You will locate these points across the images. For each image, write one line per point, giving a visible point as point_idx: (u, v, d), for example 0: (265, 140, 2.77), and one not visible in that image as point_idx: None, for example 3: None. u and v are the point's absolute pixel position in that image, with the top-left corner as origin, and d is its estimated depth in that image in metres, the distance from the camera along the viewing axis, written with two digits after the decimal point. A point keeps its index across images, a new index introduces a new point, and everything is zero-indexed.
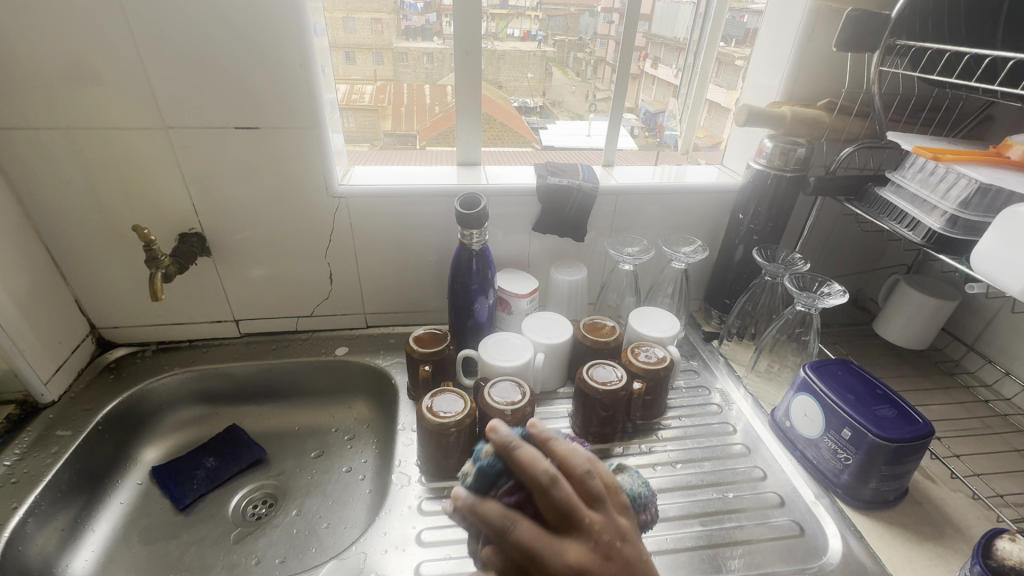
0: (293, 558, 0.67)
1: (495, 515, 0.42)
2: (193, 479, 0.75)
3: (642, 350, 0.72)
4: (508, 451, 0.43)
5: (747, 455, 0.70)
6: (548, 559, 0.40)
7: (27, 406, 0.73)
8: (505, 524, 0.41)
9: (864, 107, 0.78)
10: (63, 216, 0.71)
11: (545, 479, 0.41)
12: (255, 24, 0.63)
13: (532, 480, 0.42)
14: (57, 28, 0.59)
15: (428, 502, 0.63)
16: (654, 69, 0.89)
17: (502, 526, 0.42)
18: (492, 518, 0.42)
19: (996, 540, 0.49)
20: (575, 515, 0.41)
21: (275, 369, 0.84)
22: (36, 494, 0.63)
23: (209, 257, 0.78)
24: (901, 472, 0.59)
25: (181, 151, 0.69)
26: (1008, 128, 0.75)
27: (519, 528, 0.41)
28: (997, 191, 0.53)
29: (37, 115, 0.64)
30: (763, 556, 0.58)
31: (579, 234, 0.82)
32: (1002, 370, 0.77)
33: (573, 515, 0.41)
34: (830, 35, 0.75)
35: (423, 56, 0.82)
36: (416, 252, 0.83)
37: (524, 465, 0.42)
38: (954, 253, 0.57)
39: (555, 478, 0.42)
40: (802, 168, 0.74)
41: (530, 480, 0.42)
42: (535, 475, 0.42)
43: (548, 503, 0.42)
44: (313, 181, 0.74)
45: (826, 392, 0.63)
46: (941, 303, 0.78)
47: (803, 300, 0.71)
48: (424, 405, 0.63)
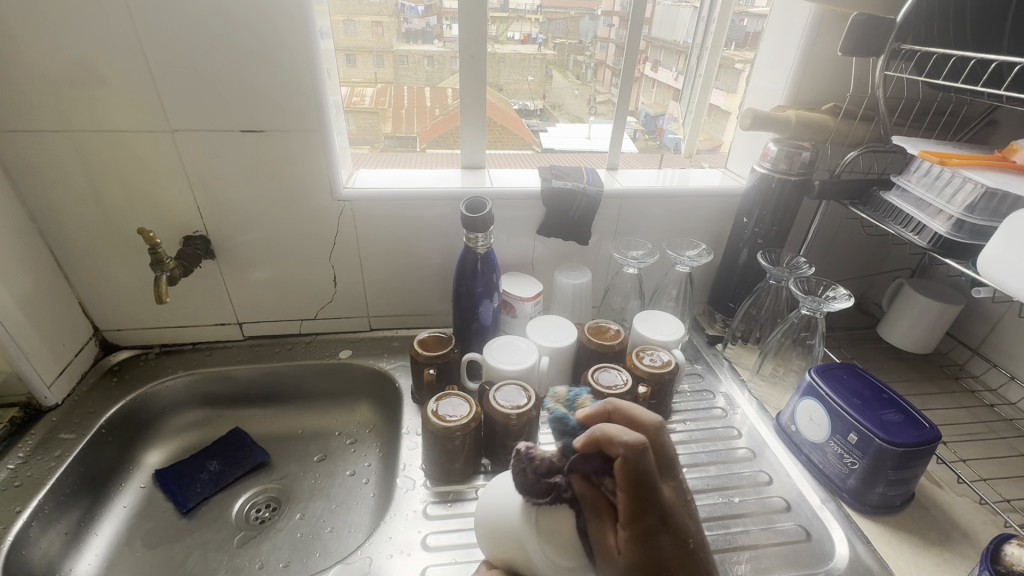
0: (297, 562, 0.67)
1: (624, 434, 0.41)
2: (197, 483, 0.75)
3: (647, 354, 0.72)
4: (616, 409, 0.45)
5: (752, 459, 0.70)
6: (651, 494, 0.40)
7: (30, 409, 0.72)
8: (636, 446, 0.40)
9: (868, 111, 0.78)
10: (67, 218, 0.71)
11: (657, 424, 0.43)
12: (258, 23, 0.62)
13: (640, 421, 0.44)
14: (64, 30, 0.59)
15: (432, 506, 0.63)
16: (654, 72, 0.88)
17: (637, 443, 0.40)
18: (624, 438, 0.40)
19: (1004, 546, 0.48)
20: (673, 464, 0.43)
21: (278, 373, 0.84)
22: (40, 498, 0.63)
23: (213, 260, 0.78)
24: (908, 477, 0.59)
25: (186, 153, 0.69)
26: (1012, 133, 0.75)
27: (648, 452, 0.40)
28: (1003, 196, 0.53)
29: (44, 117, 0.64)
30: (770, 560, 0.58)
31: (582, 237, 0.82)
32: (1007, 374, 0.77)
33: (672, 466, 0.43)
34: (835, 38, 0.75)
35: (423, 58, 0.83)
36: (420, 255, 0.83)
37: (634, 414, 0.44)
38: (960, 257, 0.57)
39: (661, 426, 0.44)
40: (806, 172, 0.74)
41: (636, 423, 0.44)
42: (644, 425, 0.44)
43: (654, 446, 0.43)
44: (318, 184, 0.74)
45: (833, 397, 0.63)
46: (945, 307, 0.78)
47: (808, 304, 0.71)
48: (429, 409, 0.63)
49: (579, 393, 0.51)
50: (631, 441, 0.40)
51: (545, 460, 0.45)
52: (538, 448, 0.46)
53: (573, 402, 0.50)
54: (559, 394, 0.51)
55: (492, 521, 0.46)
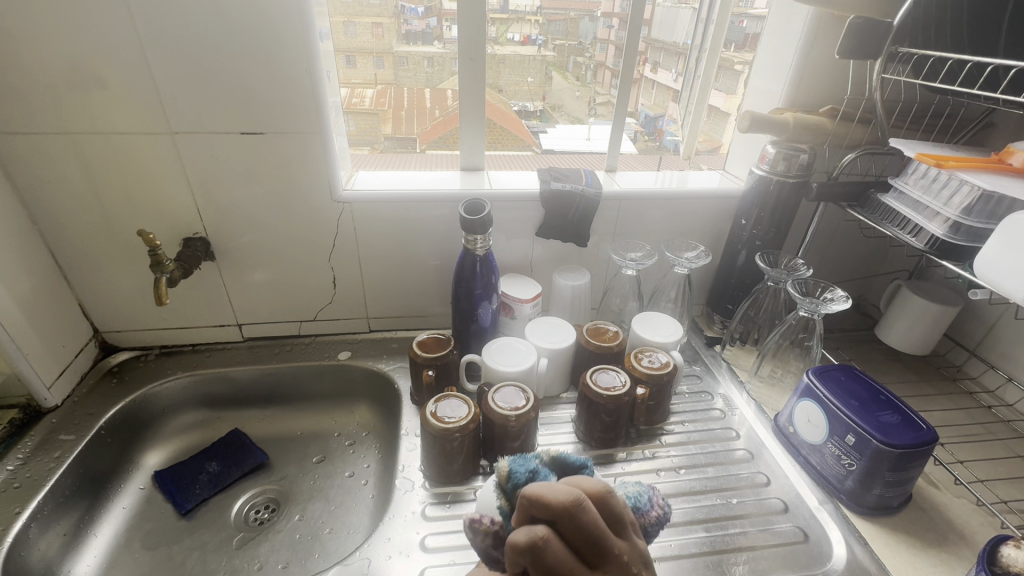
0: (296, 564, 0.67)
1: (524, 535, 0.36)
2: (196, 484, 0.75)
3: (646, 355, 0.72)
4: (529, 497, 0.38)
5: (750, 460, 0.70)
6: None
7: (30, 410, 0.72)
8: (536, 544, 0.36)
9: (866, 114, 0.78)
10: (67, 220, 0.71)
11: (568, 505, 0.37)
12: (257, 24, 0.63)
13: (553, 507, 0.37)
14: (64, 33, 0.60)
15: (431, 508, 0.63)
16: (653, 73, 0.88)
17: (537, 544, 0.36)
18: (523, 542, 0.36)
19: (1001, 547, 0.49)
20: (602, 542, 0.37)
21: (278, 374, 0.84)
22: (39, 499, 0.63)
23: (213, 261, 0.78)
24: (905, 478, 0.59)
25: (185, 154, 0.69)
26: (1009, 135, 0.75)
27: (553, 550, 0.36)
28: (1000, 198, 0.53)
29: (44, 119, 0.64)
30: (767, 562, 0.58)
31: (581, 239, 0.82)
32: (1005, 376, 0.77)
33: (600, 545, 0.37)
34: (832, 41, 0.75)
35: (423, 60, 0.83)
36: (419, 257, 0.83)
37: (541, 501, 0.37)
38: (957, 259, 0.57)
39: (580, 500, 0.37)
40: (804, 174, 0.74)
41: (551, 512, 0.37)
42: (562, 516, 0.37)
43: (576, 531, 0.37)
44: (317, 186, 0.74)
45: (830, 398, 0.63)
46: (943, 308, 0.79)
47: (806, 306, 0.72)
48: (428, 410, 0.63)
49: (519, 474, 0.45)
50: (534, 548, 0.36)
51: (489, 535, 0.42)
52: (483, 518, 0.43)
53: (514, 488, 0.44)
54: (503, 471, 0.45)
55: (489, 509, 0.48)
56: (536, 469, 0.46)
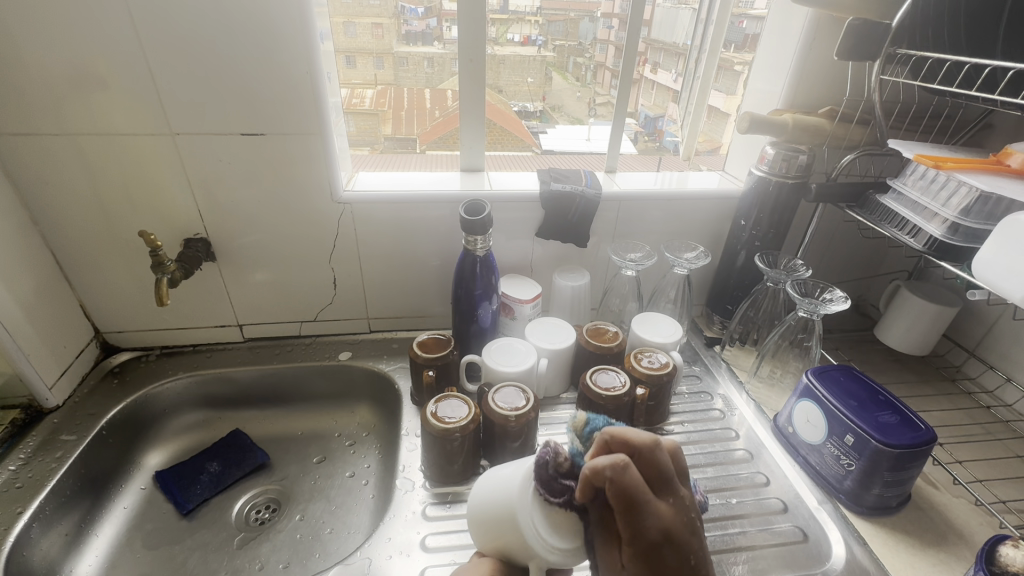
0: (297, 563, 0.67)
1: (606, 457, 0.38)
2: (197, 484, 0.75)
3: (645, 356, 0.73)
4: (611, 435, 0.41)
5: (749, 460, 0.70)
6: (646, 511, 0.37)
7: (31, 411, 0.72)
8: (618, 464, 0.38)
9: (865, 114, 0.79)
10: (68, 221, 0.72)
11: (649, 441, 0.40)
12: (259, 25, 0.63)
13: (634, 443, 0.40)
14: (65, 34, 0.60)
15: (431, 508, 0.63)
16: (653, 73, 0.89)
17: (618, 463, 0.38)
18: (605, 461, 0.38)
19: (999, 547, 0.49)
20: (672, 482, 0.40)
21: (278, 375, 0.84)
22: (40, 499, 0.63)
23: (214, 262, 0.78)
24: (905, 478, 0.59)
25: (186, 155, 0.69)
26: (1007, 136, 0.75)
27: (632, 471, 0.38)
28: (998, 199, 0.54)
29: (45, 121, 0.64)
30: (767, 562, 0.58)
31: (581, 240, 0.83)
32: (1003, 376, 0.78)
33: (671, 484, 0.40)
34: (830, 43, 0.75)
35: (423, 60, 0.84)
36: (419, 258, 0.83)
37: (622, 436, 0.41)
38: (955, 260, 0.58)
39: (657, 444, 0.41)
40: (803, 175, 0.75)
41: (630, 447, 0.40)
42: (641, 450, 0.40)
43: (650, 468, 0.40)
44: (318, 187, 0.74)
45: (829, 398, 0.63)
46: (942, 309, 0.79)
47: (805, 306, 0.72)
48: (428, 410, 0.63)
49: (597, 422, 0.46)
50: (616, 465, 0.38)
51: (568, 459, 0.44)
52: (562, 448, 0.44)
53: (591, 433, 0.46)
54: (582, 417, 0.46)
55: (485, 509, 0.46)
56: (615, 421, 0.47)
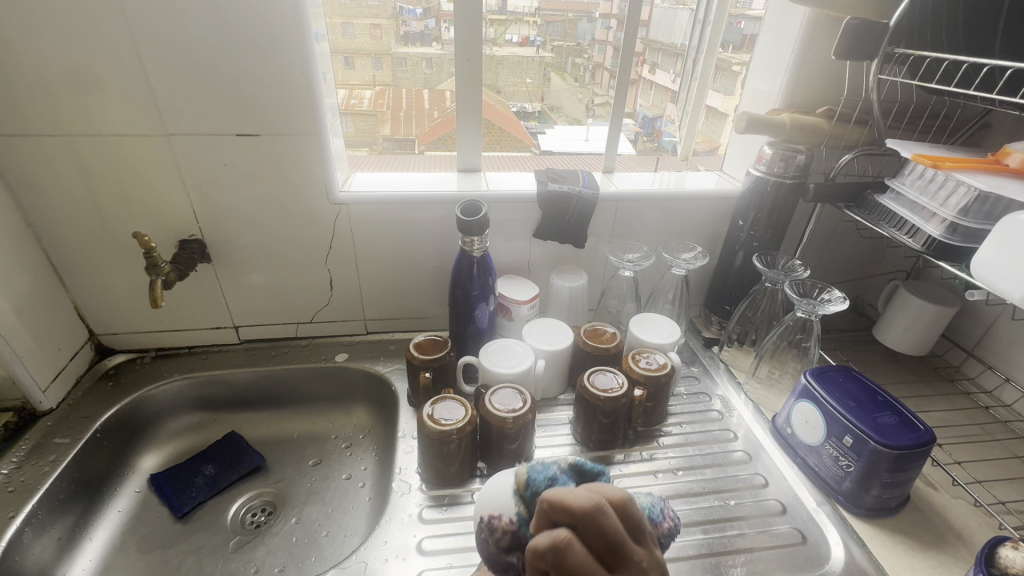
0: (292, 567, 0.67)
1: (546, 537, 0.35)
2: (193, 487, 0.75)
3: (643, 357, 0.72)
4: (549, 505, 0.37)
5: (748, 462, 0.70)
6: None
7: (25, 413, 0.72)
8: (557, 545, 0.35)
9: (863, 114, 0.78)
10: (62, 222, 0.71)
11: (589, 507, 0.36)
12: (255, 25, 0.62)
13: (574, 511, 0.36)
14: (58, 34, 0.59)
15: (428, 510, 0.62)
16: (651, 74, 0.89)
17: (561, 545, 0.35)
18: (545, 544, 0.35)
19: (999, 549, 0.48)
20: (623, 547, 0.36)
21: (275, 376, 0.84)
22: (33, 503, 0.62)
23: (210, 263, 0.78)
24: (904, 479, 0.59)
25: (182, 156, 0.69)
26: (1006, 136, 0.75)
27: (573, 549, 0.35)
28: (996, 199, 0.53)
29: (39, 122, 0.64)
30: (765, 564, 0.58)
31: (579, 241, 0.82)
32: (1002, 376, 0.77)
33: (622, 549, 0.36)
34: (828, 43, 0.75)
35: (422, 61, 0.83)
36: (417, 259, 0.83)
37: (558, 504, 0.37)
38: (953, 260, 0.57)
39: (601, 505, 0.36)
40: (801, 175, 0.74)
41: (570, 515, 0.36)
42: (586, 521, 0.36)
43: (597, 534, 0.36)
44: (315, 188, 0.74)
45: (828, 399, 0.62)
46: (941, 309, 0.78)
47: (804, 306, 0.72)
48: (425, 412, 0.63)
49: (539, 481, 0.45)
50: (560, 545, 0.35)
51: (506, 534, 0.44)
52: (501, 516, 0.44)
53: (532, 495, 0.44)
54: (521, 477, 0.45)
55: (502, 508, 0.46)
56: (559, 472, 0.46)
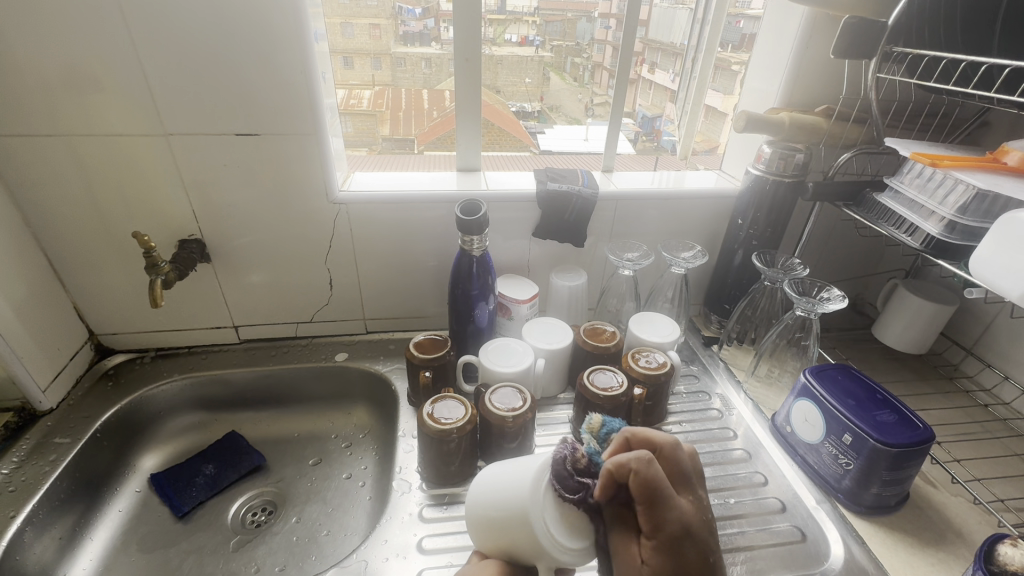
0: (293, 566, 0.67)
1: (632, 452, 0.41)
2: (193, 486, 0.75)
3: (642, 355, 0.72)
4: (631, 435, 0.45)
5: (748, 460, 0.70)
6: (669, 506, 0.40)
7: (25, 413, 0.72)
8: (643, 457, 0.40)
9: (862, 113, 0.78)
10: (62, 222, 0.71)
11: (668, 440, 0.44)
12: (255, 25, 0.63)
13: (656, 441, 0.44)
14: (58, 35, 0.59)
15: (429, 509, 0.63)
16: (650, 74, 0.89)
17: (647, 457, 0.41)
18: (631, 455, 0.40)
19: (998, 546, 0.48)
20: (688, 479, 0.43)
21: (275, 376, 0.84)
22: (34, 503, 0.62)
23: (209, 263, 0.78)
24: (903, 477, 0.59)
25: (182, 156, 0.69)
26: (1004, 135, 0.75)
27: (655, 464, 0.40)
28: (995, 197, 0.54)
29: (39, 122, 0.64)
30: (766, 562, 0.58)
31: (578, 240, 0.82)
32: (1001, 374, 0.77)
33: (688, 480, 0.43)
34: (826, 42, 0.75)
35: (421, 61, 0.83)
36: (416, 258, 0.83)
37: (642, 434, 0.44)
38: (952, 259, 0.58)
39: (675, 445, 0.45)
40: (800, 174, 0.74)
41: (651, 445, 0.44)
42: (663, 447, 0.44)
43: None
44: (314, 188, 0.74)
45: (827, 397, 0.63)
46: (940, 307, 0.79)
47: (803, 305, 0.72)
48: (425, 411, 0.63)
49: (613, 423, 0.49)
50: (647, 457, 0.41)
51: (585, 457, 0.44)
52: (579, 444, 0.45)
53: (607, 433, 0.48)
54: (597, 420, 0.48)
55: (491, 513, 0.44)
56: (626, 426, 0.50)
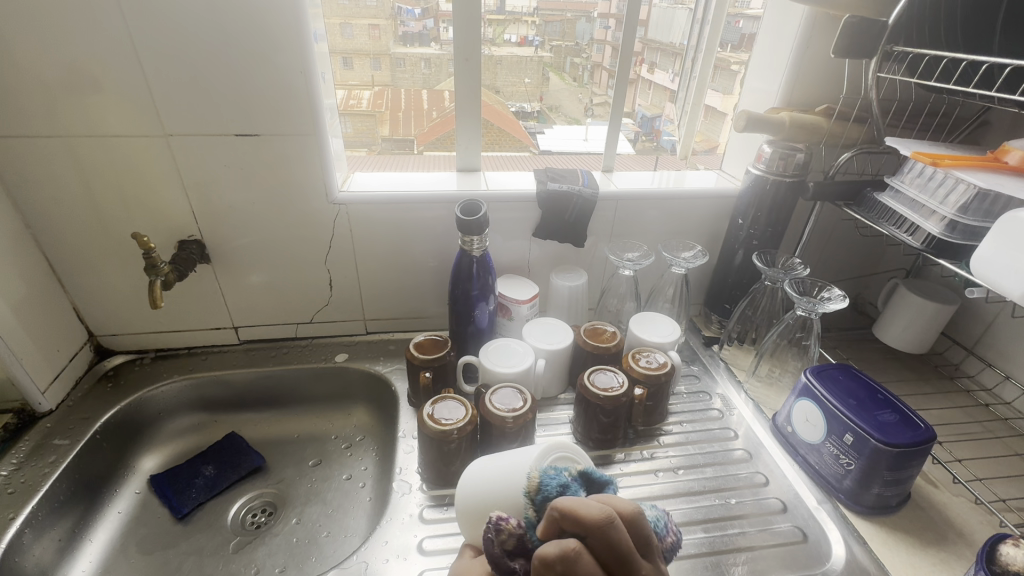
0: (293, 567, 0.67)
1: (555, 547, 0.35)
2: (193, 488, 0.74)
3: (643, 356, 0.72)
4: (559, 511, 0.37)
5: (749, 460, 0.70)
6: None
7: (24, 415, 0.72)
8: (568, 554, 0.35)
9: (862, 113, 0.78)
10: (61, 222, 0.71)
11: (601, 519, 0.36)
12: (255, 26, 0.62)
13: (586, 521, 0.36)
14: (58, 36, 0.59)
15: (429, 510, 0.62)
16: (649, 74, 0.89)
17: (573, 553, 0.35)
18: (553, 554, 0.35)
19: (1000, 546, 0.48)
20: (629, 561, 0.36)
21: (275, 377, 0.84)
22: (33, 504, 0.62)
23: (209, 264, 0.78)
24: (904, 477, 0.59)
25: (181, 157, 0.69)
26: (1004, 134, 0.75)
27: (581, 560, 0.34)
28: (995, 197, 0.53)
29: (39, 123, 0.64)
30: (767, 562, 0.58)
31: (579, 240, 0.82)
32: (1002, 374, 0.77)
33: (629, 563, 0.36)
34: (826, 42, 0.75)
35: (420, 61, 0.82)
36: (416, 259, 0.82)
37: (570, 512, 0.37)
38: (952, 258, 0.57)
39: (612, 517, 0.36)
40: (800, 174, 0.74)
41: (581, 524, 0.36)
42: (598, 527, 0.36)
43: (607, 546, 0.36)
44: (314, 189, 0.74)
45: (828, 397, 0.62)
46: (941, 307, 0.78)
47: (803, 305, 0.72)
48: (425, 412, 0.63)
49: (549, 486, 0.43)
50: (572, 553, 0.35)
51: (512, 536, 0.41)
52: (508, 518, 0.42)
53: (544, 500, 0.43)
54: (533, 481, 0.44)
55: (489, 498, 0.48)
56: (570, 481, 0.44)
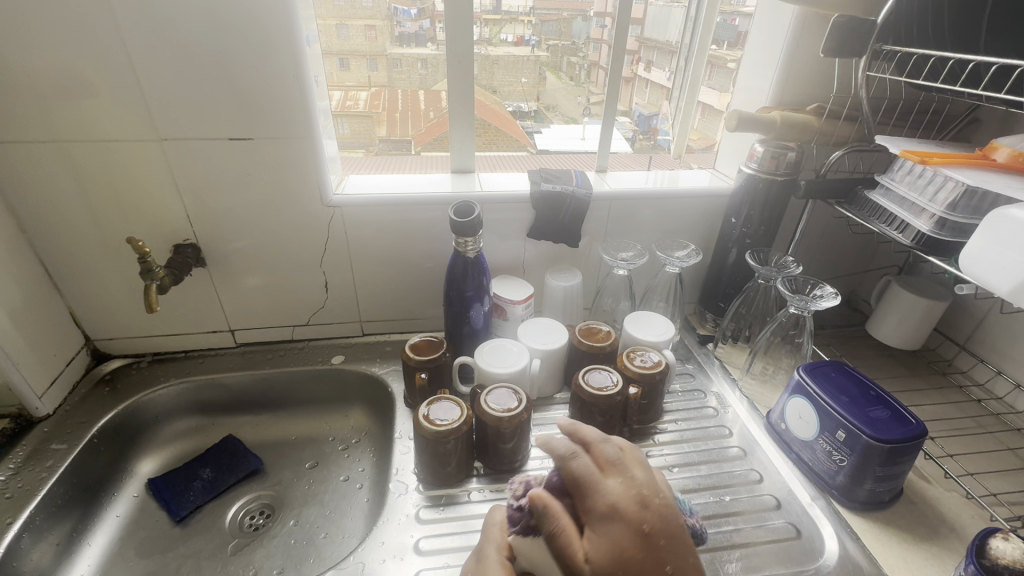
0: (291, 568, 0.67)
1: (562, 445, 0.49)
2: (190, 491, 0.75)
3: (638, 354, 0.73)
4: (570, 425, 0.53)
5: (743, 457, 0.70)
6: (594, 492, 0.45)
7: (21, 420, 0.72)
8: (570, 452, 0.48)
9: (853, 111, 0.79)
10: (56, 228, 0.71)
11: (596, 436, 0.50)
12: (249, 33, 0.63)
13: (587, 436, 0.50)
14: (52, 43, 0.60)
15: (425, 510, 0.63)
16: (647, 72, 0.90)
17: (569, 451, 0.49)
18: (559, 448, 0.49)
19: (989, 540, 0.49)
20: (618, 465, 0.47)
21: (272, 380, 0.84)
22: (31, 509, 0.63)
23: (205, 268, 0.78)
24: (896, 472, 0.59)
25: (176, 163, 0.69)
26: (994, 131, 0.76)
27: (579, 458, 0.48)
28: (983, 194, 0.54)
29: (33, 130, 0.64)
30: (761, 558, 0.58)
31: (573, 240, 0.83)
32: (994, 369, 0.78)
33: (619, 464, 0.47)
34: (817, 40, 0.76)
35: (417, 61, 0.82)
36: (413, 260, 0.83)
37: (580, 430, 0.51)
38: (943, 255, 0.58)
39: (606, 438, 0.50)
40: (792, 172, 0.75)
41: (585, 439, 0.50)
42: (586, 439, 0.50)
43: (599, 455, 0.48)
44: (308, 191, 0.74)
45: (821, 394, 0.63)
46: (933, 303, 0.79)
47: (796, 303, 0.72)
48: (421, 413, 0.63)
49: None
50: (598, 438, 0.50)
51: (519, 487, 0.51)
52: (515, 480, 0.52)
53: None
54: None
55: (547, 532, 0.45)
56: None
